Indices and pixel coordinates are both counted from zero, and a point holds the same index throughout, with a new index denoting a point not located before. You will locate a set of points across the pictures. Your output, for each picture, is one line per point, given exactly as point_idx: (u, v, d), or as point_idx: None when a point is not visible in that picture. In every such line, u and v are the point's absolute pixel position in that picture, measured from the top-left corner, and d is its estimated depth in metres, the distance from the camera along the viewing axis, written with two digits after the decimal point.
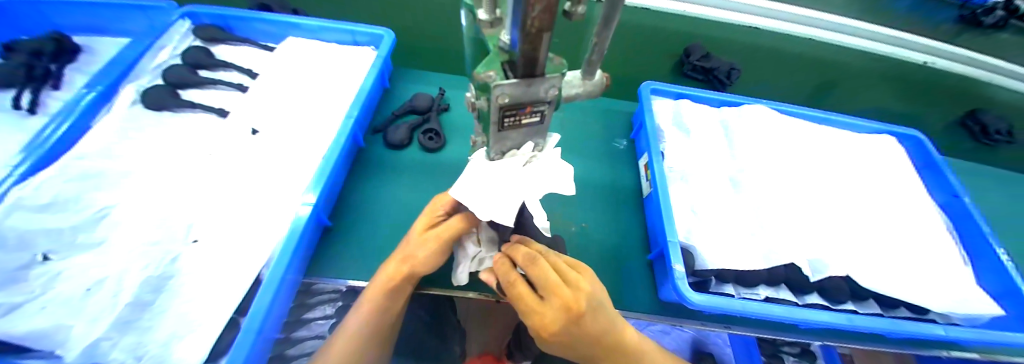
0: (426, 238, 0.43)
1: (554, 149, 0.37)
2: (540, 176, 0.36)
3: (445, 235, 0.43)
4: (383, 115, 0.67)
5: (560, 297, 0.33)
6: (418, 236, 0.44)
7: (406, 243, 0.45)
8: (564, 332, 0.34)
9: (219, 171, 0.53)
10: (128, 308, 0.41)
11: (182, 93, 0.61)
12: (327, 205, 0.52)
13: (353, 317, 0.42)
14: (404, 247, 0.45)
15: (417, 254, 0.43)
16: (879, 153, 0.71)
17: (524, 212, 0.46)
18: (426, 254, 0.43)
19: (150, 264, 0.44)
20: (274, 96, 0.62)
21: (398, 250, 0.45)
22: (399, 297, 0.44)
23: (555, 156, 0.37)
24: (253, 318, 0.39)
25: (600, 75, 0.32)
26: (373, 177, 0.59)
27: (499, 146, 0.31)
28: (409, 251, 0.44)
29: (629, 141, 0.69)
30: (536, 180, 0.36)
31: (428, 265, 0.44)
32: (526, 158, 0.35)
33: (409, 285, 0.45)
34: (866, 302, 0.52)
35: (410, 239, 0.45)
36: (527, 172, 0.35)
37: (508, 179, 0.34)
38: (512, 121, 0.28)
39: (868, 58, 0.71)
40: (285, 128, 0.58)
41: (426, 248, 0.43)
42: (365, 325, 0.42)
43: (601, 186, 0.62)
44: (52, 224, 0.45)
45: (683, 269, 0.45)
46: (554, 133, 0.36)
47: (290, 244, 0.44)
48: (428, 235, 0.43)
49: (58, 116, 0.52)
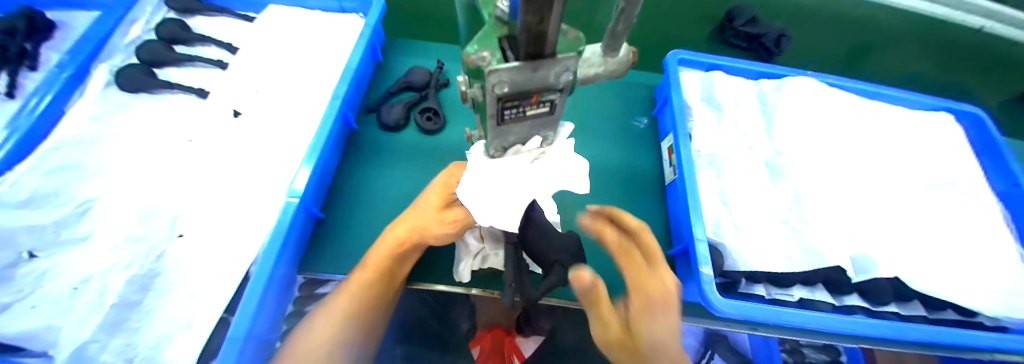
0: (444, 216, 0.37)
1: (568, 141, 0.32)
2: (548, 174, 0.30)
3: (465, 221, 0.37)
4: (376, 92, 0.61)
5: (648, 290, 0.31)
6: (434, 215, 0.37)
7: (418, 215, 0.38)
8: (665, 328, 0.29)
9: (202, 159, 0.49)
10: (114, 309, 0.39)
11: (158, 72, 0.56)
12: (316, 195, 0.48)
13: (351, 285, 0.38)
14: (414, 218, 0.38)
15: (433, 234, 0.38)
16: (937, 131, 0.62)
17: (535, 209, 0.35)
18: (440, 233, 0.37)
19: (134, 262, 0.42)
20: (257, 75, 0.56)
21: (408, 221, 0.39)
22: (403, 264, 0.40)
23: (569, 149, 0.32)
24: (238, 324, 0.36)
25: (627, 47, 0.25)
26: (367, 163, 0.54)
27: (501, 141, 0.26)
28: (421, 226, 0.37)
29: (651, 118, 0.62)
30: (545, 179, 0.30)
31: (439, 243, 0.39)
32: (534, 155, 0.29)
33: (416, 252, 0.41)
34: (910, 304, 0.46)
35: (424, 213, 0.38)
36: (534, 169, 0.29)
37: (512, 179, 0.29)
38: (514, 113, 0.23)
39: (917, 18, 0.58)
40: (271, 111, 0.53)
41: (442, 230, 0.37)
42: (353, 305, 0.37)
43: (617, 171, 0.56)
44: (35, 220, 0.42)
45: (710, 272, 0.40)
46: (566, 123, 0.29)
47: (275, 243, 0.40)
48: (448, 214, 0.37)
49: (41, 87, 0.49)
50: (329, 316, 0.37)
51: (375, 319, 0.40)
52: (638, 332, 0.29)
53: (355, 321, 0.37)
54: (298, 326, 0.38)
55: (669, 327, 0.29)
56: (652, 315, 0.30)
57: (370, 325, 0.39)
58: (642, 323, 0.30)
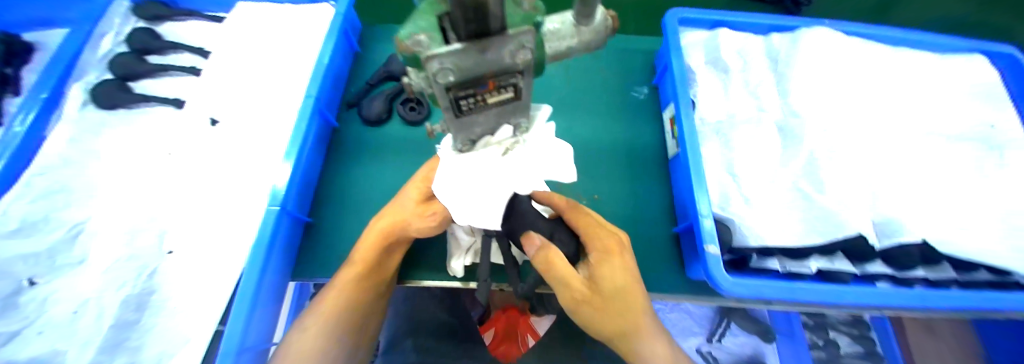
0: (425, 210, 0.33)
1: (547, 125, 0.29)
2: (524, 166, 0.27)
3: (447, 214, 0.33)
4: (357, 86, 0.58)
5: (601, 240, 0.31)
6: (414, 209, 0.33)
7: (397, 208, 0.34)
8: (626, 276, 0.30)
9: (186, 172, 0.48)
10: (113, 330, 0.39)
11: (133, 86, 0.54)
12: (301, 200, 0.46)
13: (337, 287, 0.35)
14: (393, 213, 0.34)
15: (414, 228, 0.34)
16: (973, 75, 0.55)
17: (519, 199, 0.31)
18: (422, 229, 0.34)
19: (127, 282, 0.41)
20: (230, 79, 0.54)
21: (388, 215, 0.35)
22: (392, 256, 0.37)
23: (550, 133, 0.29)
24: (227, 341, 0.36)
25: (605, 14, 0.21)
26: (352, 162, 0.52)
27: (468, 131, 0.23)
28: (400, 221, 0.34)
29: (651, 87, 0.57)
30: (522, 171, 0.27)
31: (425, 235, 0.36)
32: (506, 146, 0.26)
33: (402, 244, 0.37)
34: (939, 266, 0.42)
35: (404, 206, 0.34)
36: (508, 162, 0.26)
37: (485, 174, 0.26)
38: (472, 102, 0.20)
39: None
40: (248, 116, 0.51)
41: (425, 225, 0.34)
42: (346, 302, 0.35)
43: (616, 148, 0.52)
44: (26, 249, 0.42)
45: (717, 251, 0.37)
46: (543, 105, 0.26)
47: (258, 257, 0.39)
48: (427, 208, 0.33)
49: (20, 109, 0.48)
50: (319, 313, 0.34)
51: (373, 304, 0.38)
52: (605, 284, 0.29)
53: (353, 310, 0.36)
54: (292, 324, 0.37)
55: (626, 270, 0.30)
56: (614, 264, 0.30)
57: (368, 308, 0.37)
58: (607, 275, 0.29)
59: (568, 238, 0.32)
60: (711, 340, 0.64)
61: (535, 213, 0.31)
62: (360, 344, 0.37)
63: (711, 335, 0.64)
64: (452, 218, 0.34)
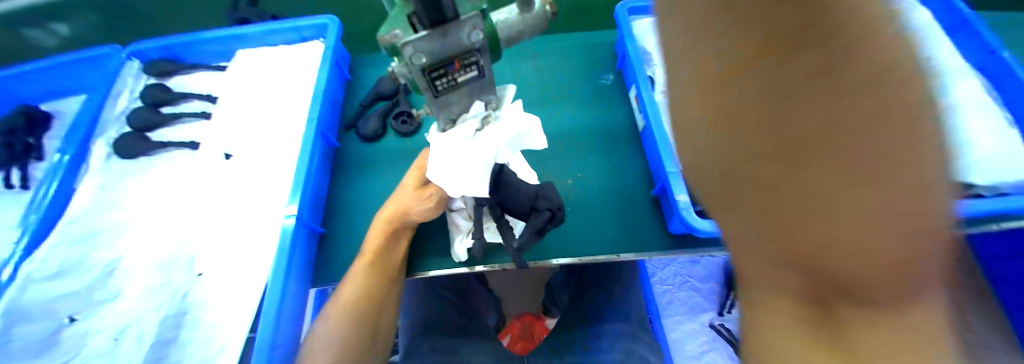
0: (422, 193, 0.40)
1: (516, 104, 0.34)
2: (499, 137, 0.32)
3: (442, 193, 0.40)
4: (352, 108, 0.64)
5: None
6: (413, 193, 0.40)
7: (400, 198, 0.41)
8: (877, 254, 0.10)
9: (205, 203, 0.53)
10: (155, 347, 0.43)
11: (151, 136, 0.59)
12: (313, 212, 0.51)
13: (351, 278, 0.40)
14: (396, 202, 0.41)
15: (415, 212, 0.40)
16: None
17: (505, 171, 0.36)
18: (420, 211, 0.40)
19: (164, 304, 0.46)
20: (238, 117, 0.60)
21: (391, 204, 0.41)
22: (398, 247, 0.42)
23: (518, 110, 0.34)
24: (261, 338, 0.40)
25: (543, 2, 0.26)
26: (354, 175, 0.57)
27: (447, 110, 0.28)
28: (402, 207, 0.40)
29: (616, 73, 0.62)
30: (499, 141, 0.32)
31: (425, 221, 0.42)
32: (479, 121, 0.31)
33: (406, 233, 0.42)
34: None
35: (405, 196, 0.41)
36: (485, 134, 0.31)
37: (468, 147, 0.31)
38: (446, 82, 0.25)
39: None
40: (257, 148, 0.57)
41: (426, 206, 0.40)
42: (360, 292, 0.39)
43: (590, 130, 0.57)
44: (69, 288, 0.46)
45: (686, 198, 0.41)
46: (507, 86, 0.31)
47: (281, 263, 0.43)
48: (425, 191, 0.40)
49: (44, 180, 0.53)
50: (341, 299, 0.39)
51: (385, 303, 0.41)
52: (880, 98, 0.09)
53: (365, 307, 0.39)
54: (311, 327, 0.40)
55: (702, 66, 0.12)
56: (929, 241, 0.09)
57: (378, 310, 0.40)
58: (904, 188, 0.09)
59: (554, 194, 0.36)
60: (722, 313, 0.72)
61: (521, 181, 0.37)
62: (381, 326, 0.41)
63: (722, 308, 0.72)
64: (449, 197, 0.41)
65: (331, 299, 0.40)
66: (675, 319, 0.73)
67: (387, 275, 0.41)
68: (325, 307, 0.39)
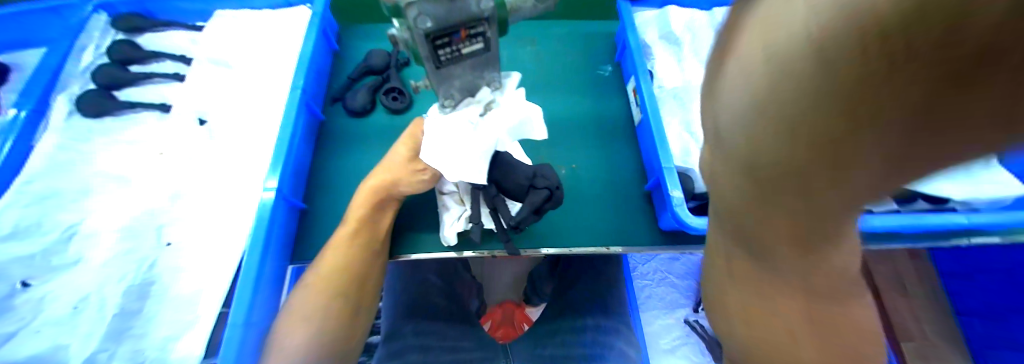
0: (413, 166, 0.39)
1: (518, 91, 0.33)
2: (499, 123, 0.30)
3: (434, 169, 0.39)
4: (339, 81, 0.60)
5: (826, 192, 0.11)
6: (404, 165, 0.38)
7: (389, 169, 0.39)
8: (814, 303, 0.17)
9: (176, 170, 0.49)
10: (119, 318, 0.40)
11: (118, 94, 0.55)
12: (295, 187, 0.48)
13: (331, 253, 0.38)
14: (385, 173, 0.39)
15: (405, 185, 0.39)
16: None
17: (503, 158, 0.35)
18: (410, 182, 0.39)
19: (128, 273, 0.43)
20: (216, 81, 0.56)
21: (379, 173, 0.39)
22: (382, 221, 0.40)
23: (521, 98, 0.32)
24: (236, 312, 0.38)
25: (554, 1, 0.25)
26: (339, 150, 0.54)
27: (445, 91, 0.28)
28: (391, 178, 0.38)
29: (615, 65, 0.61)
30: (502, 129, 0.30)
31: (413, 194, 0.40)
32: (484, 105, 0.30)
33: (392, 204, 0.40)
34: None
35: (394, 167, 0.39)
36: (485, 121, 0.30)
37: (467, 131, 0.30)
38: (450, 53, 0.23)
39: None
40: (237, 115, 0.53)
41: (417, 178, 0.39)
42: (342, 266, 0.37)
43: (586, 121, 0.56)
44: (24, 251, 0.43)
45: (680, 194, 0.42)
46: (512, 73, 0.31)
47: (259, 235, 0.41)
48: (416, 164, 0.38)
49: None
50: (320, 270, 0.37)
51: (366, 287, 0.39)
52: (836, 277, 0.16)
53: (347, 287, 0.37)
54: (286, 304, 0.38)
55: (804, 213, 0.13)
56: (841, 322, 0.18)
57: (358, 291, 0.38)
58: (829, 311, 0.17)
59: (551, 174, 0.35)
60: (697, 310, 0.74)
61: (517, 162, 0.36)
62: (362, 304, 0.38)
63: (697, 305, 0.74)
64: (442, 175, 0.40)
65: (310, 273, 0.38)
66: (651, 313, 0.74)
67: (370, 254, 0.39)
68: (304, 284, 0.38)
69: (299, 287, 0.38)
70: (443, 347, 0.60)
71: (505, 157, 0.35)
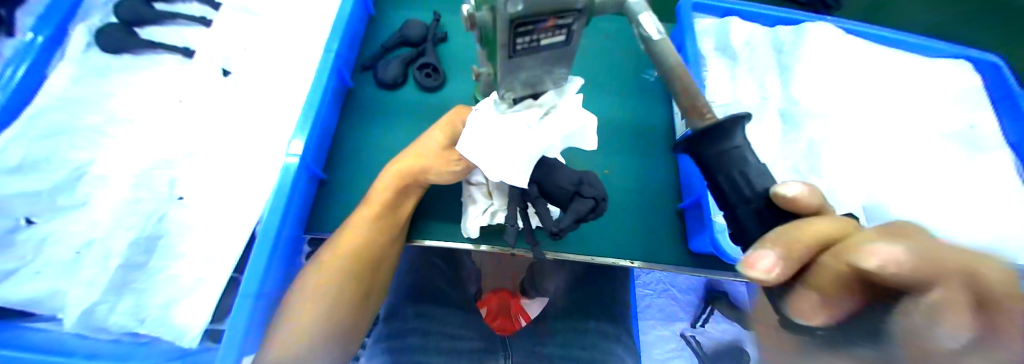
0: (447, 155, 0.36)
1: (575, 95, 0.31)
2: (555, 130, 0.29)
3: (470, 161, 0.36)
4: (371, 48, 0.57)
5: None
6: (437, 153, 0.36)
7: (421, 154, 0.36)
8: None
9: (194, 121, 0.47)
10: (122, 270, 0.39)
11: (141, 33, 0.52)
12: (317, 155, 0.46)
13: (349, 234, 0.36)
14: (416, 158, 0.36)
15: (435, 173, 0.36)
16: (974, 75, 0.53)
17: (550, 163, 0.33)
18: (440, 171, 0.36)
19: (136, 223, 0.41)
20: (243, 31, 0.52)
21: (407, 158, 0.37)
22: (404, 204, 0.39)
23: (579, 104, 0.30)
24: (249, 282, 0.36)
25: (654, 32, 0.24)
26: (364, 121, 0.52)
27: (508, 83, 0.25)
28: (422, 165, 0.36)
29: None
30: (555, 136, 0.29)
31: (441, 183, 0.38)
32: (544, 110, 0.28)
33: (418, 189, 0.39)
34: None
35: (427, 153, 0.36)
36: (542, 125, 0.28)
37: (523, 133, 0.28)
38: (528, 42, 0.21)
39: None
40: (263, 73, 0.50)
41: (449, 169, 0.36)
42: (358, 251, 0.36)
43: (624, 127, 0.53)
44: (29, 187, 0.41)
45: (723, 220, 0.41)
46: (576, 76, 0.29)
47: (278, 204, 0.39)
48: (451, 154, 0.36)
49: (12, 61, 0.46)
50: (336, 252, 0.36)
51: (376, 272, 0.38)
52: None
53: (362, 272, 0.36)
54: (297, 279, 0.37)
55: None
56: None
57: (370, 276, 0.37)
58: None
59: (596, 183, 0.33)
60: (695, 325, 0.72)
61: (561, 167, 0.34)
62: (372, 289, 0.38)
63: (696, 321, 0.72)
64: (474, 167, 0.37)
65: (324, 253, 0.36)
66: (649, 323, 0.73)
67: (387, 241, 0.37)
68: (319, 263, 0.36)
69: (313, 266, 0.36)
70: (445, 335, 0.58)
71: (552, 163, 0.33)
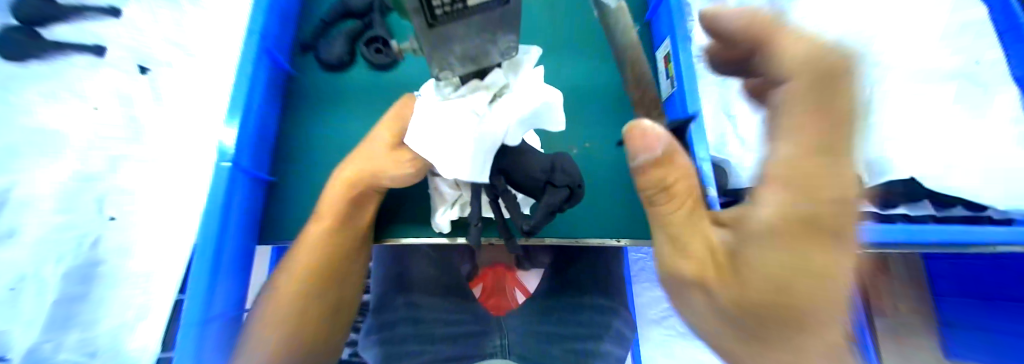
0: (398, 156, 0.31)
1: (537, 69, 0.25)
2: (512, 117, 0.23)
3: (423, 160, 0.31)
4: (310, 23, 0.50)
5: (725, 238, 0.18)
6: (386, 155, 0.31)
7: (369, 156, 0.32)
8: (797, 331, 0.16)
9: (121, 129, 0.42)
10: (59, 304, 0.36)
11: (45, 33, 0.42)
12: (256, 156, 0.41)
13: (301, 250, 0.32)
14: (365, 160, 0.32)
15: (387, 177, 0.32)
16: None
17: (526, 150, 0.28)
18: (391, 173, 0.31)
19: (65, 254, 0.37)
20: (166, 22, 0.46)
21: (355, 162, 0.32)
22: (362, 209, 0.34)
23: (540, 80, 0.25)
24: (191, 309, 0.32)
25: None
26: (313, 111, 0.47)
27: (441, 58, 0.20)
28: (373, 166, 0.31)
29: (644, 25, 0.52)
30: (514, 118, 0.23)
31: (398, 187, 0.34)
32: (494, 92, 0.24)
33: (372, 194, 0.34)
34: (918, 204, 0.40)
35: (375, 155, 0.32)
36: (494, 113, 0.23)
37: (470, 125, 0.23)
38: (448, 6, 0.16)
39: None
40: (195, 69, 0.45)
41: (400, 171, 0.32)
42: (313, 266, 0.31)
43: (604, 91, 0.48)
44: None
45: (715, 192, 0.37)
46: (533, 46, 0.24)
47: (209, 230, 0.34)
48: (399, 155, 0.31)
49: None
50: (291, 275, 0.32)
51: (341, 285, 0.33)
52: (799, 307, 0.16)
53: (322, 288, 0.32)
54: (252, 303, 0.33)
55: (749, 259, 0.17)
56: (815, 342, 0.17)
57: (334, 292, 0.33)
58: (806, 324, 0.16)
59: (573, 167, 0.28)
60: None
61: (531, 150, 0.29)
62: (343, 302, 0.34)
63: None
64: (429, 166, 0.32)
65: (279, 269, 0.33)
66: (642, 286, 0.71)
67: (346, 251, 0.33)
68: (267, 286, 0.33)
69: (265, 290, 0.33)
70: (437, 320, 0.54)
71: (530, 153, 0.28)
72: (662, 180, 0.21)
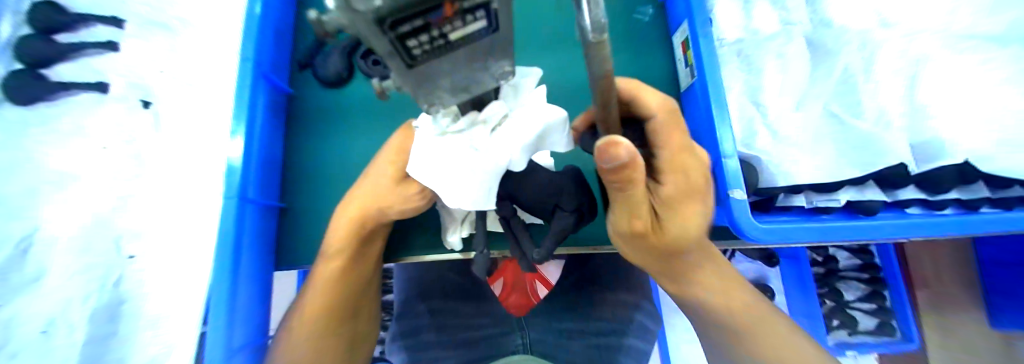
0: (405, 190, 0.29)
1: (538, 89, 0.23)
2: (511, 148, 0.21)
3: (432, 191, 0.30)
4: (306, 37, 0.48)
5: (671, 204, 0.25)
6: (391, 188, 0.29)
7: (372, 187, 0.30)
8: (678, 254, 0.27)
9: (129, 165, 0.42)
10: (89, 346, 0.37)
11: (49, 74, 0.41)
12: (264, 184, 0.40)
13: (314, 285, 0.31)
14: (367, 193, 0.30)
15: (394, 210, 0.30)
16: None
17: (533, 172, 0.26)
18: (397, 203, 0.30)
19: (90, 294, 0.38)
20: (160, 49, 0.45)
21: (357, 198, 0.30)
22: (372, 240, 0.33)
23: (541, 99, 0.23)
24: (213, 347, 0.32)
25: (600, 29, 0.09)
26: (316, 130, 0.46)
27: (431, 93, 0.18)
28: (377, 200, 0.29)
29: (657, 5, 0.48)
30: (518, 145, 0.21)
31: (405, 216, 0.32)
32: (491, 125, 0.21)
33: (380, 225, 0.32)
34: (973, 186, 0.35)
35: (378, 186, 0.29)
36: (492, 144, 0.21)
37: (470, 161, 0.21)
38: (425, 43, 0.13)
39: None
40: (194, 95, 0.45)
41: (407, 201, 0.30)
42: (329, 302, 0.31)
43: None
44: None
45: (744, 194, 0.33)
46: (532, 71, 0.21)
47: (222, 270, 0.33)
48: (406, 189, 0.29)
49: None
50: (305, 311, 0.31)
51: (355, 313, 0.33)
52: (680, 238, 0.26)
53: (341, 319, 0.32)
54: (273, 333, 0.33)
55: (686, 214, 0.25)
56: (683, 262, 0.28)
57: (349, 320, 0.33)
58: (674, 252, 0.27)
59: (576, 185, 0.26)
60: None
61: (540, 168, 0.27)
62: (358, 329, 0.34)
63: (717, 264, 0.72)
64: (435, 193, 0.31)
65: (298, 300, 0.33)
66: None
67: (360, 282, 0.33)
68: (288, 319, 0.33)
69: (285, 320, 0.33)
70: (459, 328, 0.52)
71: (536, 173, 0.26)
72: (629, 178, 0.18)
